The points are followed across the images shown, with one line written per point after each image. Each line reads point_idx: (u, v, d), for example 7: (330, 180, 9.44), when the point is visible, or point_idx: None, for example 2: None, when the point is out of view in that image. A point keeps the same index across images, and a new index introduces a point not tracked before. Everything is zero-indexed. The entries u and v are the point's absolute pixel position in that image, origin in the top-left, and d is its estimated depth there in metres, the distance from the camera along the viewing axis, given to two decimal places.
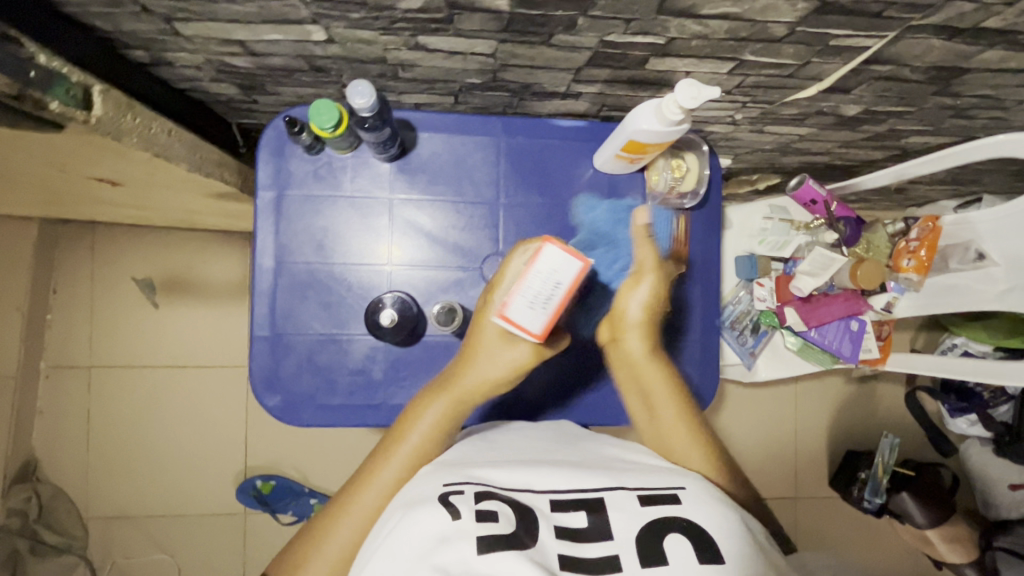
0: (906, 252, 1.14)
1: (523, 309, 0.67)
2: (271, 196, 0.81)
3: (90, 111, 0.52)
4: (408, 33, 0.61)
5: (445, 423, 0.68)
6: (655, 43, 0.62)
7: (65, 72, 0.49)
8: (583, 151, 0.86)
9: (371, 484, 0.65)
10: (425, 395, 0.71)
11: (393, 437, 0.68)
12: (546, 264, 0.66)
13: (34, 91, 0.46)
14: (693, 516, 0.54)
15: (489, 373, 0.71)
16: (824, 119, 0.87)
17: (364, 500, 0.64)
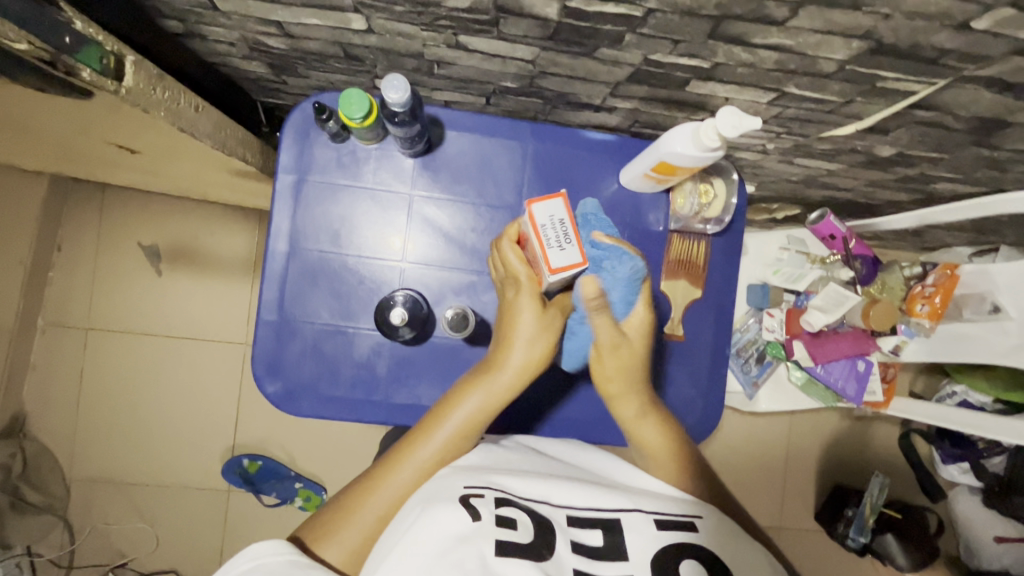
0: (920, 296, 1.12)
1: (556, 254, 0.67)
2: (291, 179, 0.79)
3: (121, 82, 0.50)
4: (450, 32, 0.60)
5: (487, 409, 0.67)
6: (699, 67, 0.61)
7: (97, 38, 0.47)
8: (609, 166, 0.84)
9: (408, 463, 0.64)
10: (467, 380, 0.69)
11: (434, 416, 0.66)
12: (548, 216, 0.68)
13: (69, 58, 0.44)
14: (705, 544, 0.56)
15: (530, 355, 0.69)
16: (856, 157, 0.86)
17: (399, 477, 0.63)
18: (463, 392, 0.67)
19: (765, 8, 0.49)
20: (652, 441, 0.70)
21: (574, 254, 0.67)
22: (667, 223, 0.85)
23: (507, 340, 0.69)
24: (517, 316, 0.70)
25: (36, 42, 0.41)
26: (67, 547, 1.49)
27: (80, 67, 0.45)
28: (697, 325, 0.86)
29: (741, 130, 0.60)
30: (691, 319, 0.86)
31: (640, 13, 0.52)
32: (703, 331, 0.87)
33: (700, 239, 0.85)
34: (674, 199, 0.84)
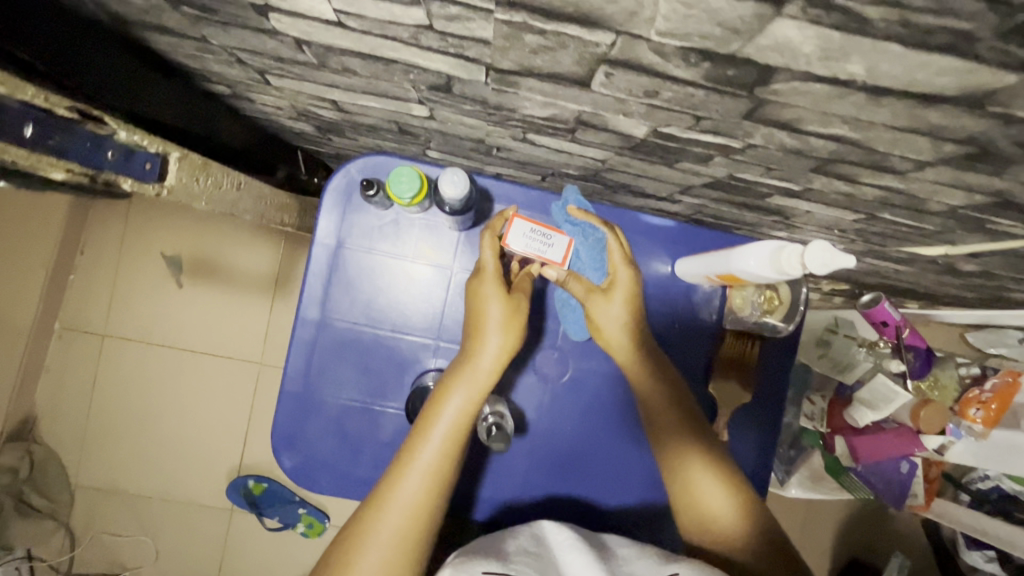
0: (975, 401, 1.03)
1: (552, 248, 0.72)
2: (329, 245, 0.75)
3: (164, 182, 0.49)
4: (519, 129, 0.54)
5: (473, 405, 0.62)
6: (788, 187, 0.55)
7: (143, 144, 0.46)
8: (663, 253, 0.80)
9: (413, 467, 0.58)
10: (445, 381, 0.63)
11: (420, 425, 0.61)
12: (524, 235, 0.71)
13: (108, 173, 0.43)
14: None
15: (505, 341, 0.64)
16: (932, 266, 0.79)
17: (407, 486, 0.57)
18: (444, 391, 0.62)
19: (886, 161, 0.43)
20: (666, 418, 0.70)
21: (561, 239, 0.71)
22: (720, 318, 0.81)
23: (476, 330, 0.66)
24: (483, 309, 0.66)
25: (76, 170, 0.40)
26: (67, 554, 1.46)
27: (120, 179, 0.44)
28: (741, 427, 0.82)
29: (831, 268, 0.55)
30: (737, 421, 0.82)
31: (738, 145, 0.46)
32: (747, 433, 0.82)
33: (755, 338, 0.80)
34: (732, 299, 0.78)
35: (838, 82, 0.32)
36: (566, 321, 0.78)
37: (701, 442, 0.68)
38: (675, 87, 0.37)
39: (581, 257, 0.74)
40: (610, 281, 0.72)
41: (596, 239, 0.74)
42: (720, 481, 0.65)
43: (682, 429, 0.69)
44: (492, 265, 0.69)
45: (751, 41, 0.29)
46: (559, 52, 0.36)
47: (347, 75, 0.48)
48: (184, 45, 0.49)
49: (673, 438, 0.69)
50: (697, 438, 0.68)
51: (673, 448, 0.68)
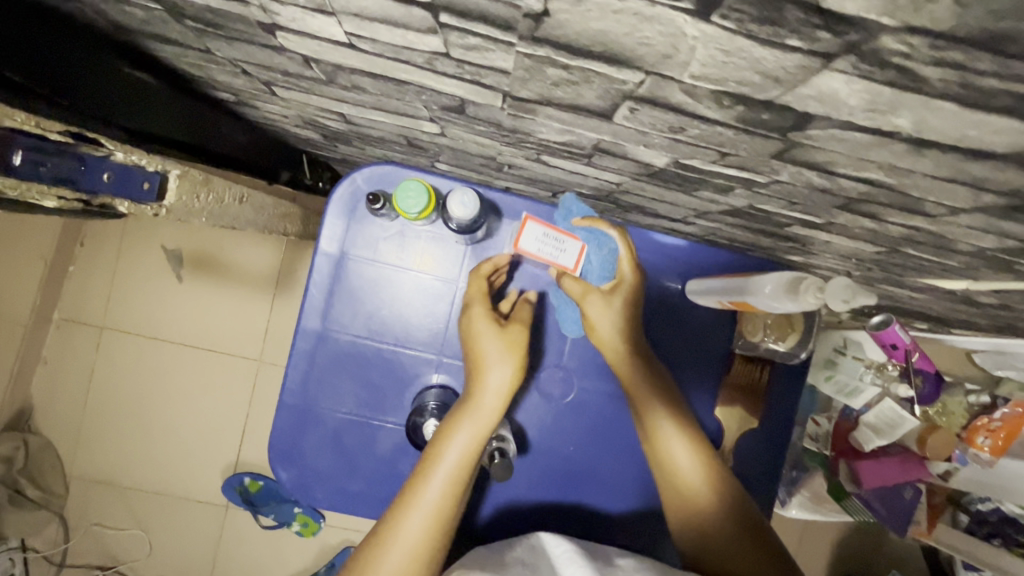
0: (983, 429, 1.01)
1: (564, 253, 0.66)
2: (332, 255, 0.74)
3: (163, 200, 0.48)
4: (533, 151, 0.52)
5: (477, 444, 0.61)
6: (809, 220, 0.53)
7: None
8: (674, 273, 0.79)
9: (415, 507, 0.57)
10: (448, 418, 0.62)
11: (423, 466, 0.59)
12: (536, 239, 0.65)
13: None
14: None
15: (508, 375, 0.64)
16: (948, 296, 0.77)
17: (409, 527, 0.56)
18: (447, 430, 0.61)
19: (918, 204, 0.41)
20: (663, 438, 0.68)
21: (574, 245, 0.66)
22: (730, 342, 0.79)
23: (478, 372, 0.65)
24: (478, 342, 0.67)
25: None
26: (61, 545, 1.46)
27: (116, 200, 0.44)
28: (747, 453, 0.80)
29: (853, 304, 0.53)
30: (743, 447, 0.80)
31: (762, 180, 0.44)
32: (753, 459, 0.80)
33: (764, 364, 0.79)
34: (743, 323, 0.76)
35: (881, 132, 0.30)
36: (563, 319, 0.76)
37: (687, 432, 0.68)
38: (702, 125, 0.35)
39: (591, 261, 0.70)
40: (616, 282, 0.71)
41: (608, 247, 0.70)
42: (699, 466, 0.66)
43: (659, 404, 0.69)
44: (477, 297, 0.69)
45: (792, 90, 0.27)
46: (583, 86, 0.34)
47: (356, 91, 0.46)
48: (188, 55, 0.47)
49: (644, 406, 0.70)
50: (670, 410, 0.69)
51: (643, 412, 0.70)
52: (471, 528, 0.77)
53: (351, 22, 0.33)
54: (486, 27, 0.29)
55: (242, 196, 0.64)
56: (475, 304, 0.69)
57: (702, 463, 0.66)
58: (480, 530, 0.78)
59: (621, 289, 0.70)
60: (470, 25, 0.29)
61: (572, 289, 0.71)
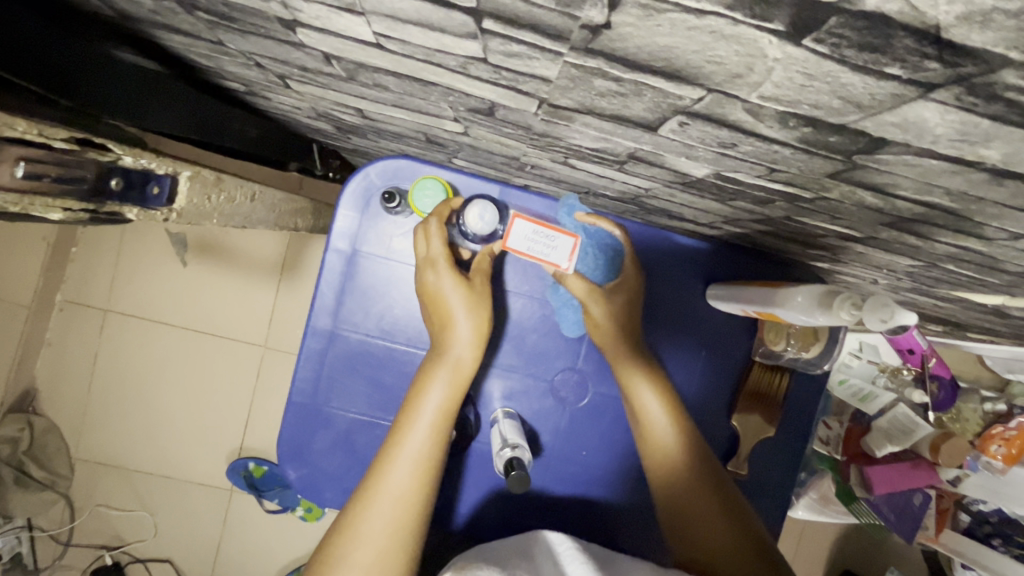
0: (997, 437, 1.00)
1: (553, 248, 0.64)
2: (344, 251, 0.71)
3: (174, 205, 0.46)
4: (563, 154, 0.49)
5: (455, 392, 0.59)
6: (849, 234, 0.51)
7: (154, 166, 0.44)
8: (695, 278, 0.77)
9: (400, 457, 0.55)
10: (423, 373, 0.61)
11: (401, 418, 0.57)
12: (526, 237, 0.63)
13: (113, 202, 0.41)
14: None
15: (479, 323, 0.63)
16: (976, 307, 0.75)
17: (395, 477, 0.53)
18: (422, 383, 0.59)
19: (976, 228, 0.38)
20: (643, 402, 0.67)
21: (566, 241, 0.64)
22: (750, 350, 0.77)
23: (449, 325, 0.62)
24: (442, 298, 0.63)
25: (73, 207, 0.38)
26: (67, 525, 1.46)
27: (125, 209, 0.43)
28: (762, 460, 0.79)
29: (892, 325, 0.50)
30: (758, 455, 0.79)
31: (809, 196, 0.42)
32: (767, 467, 0.79)
33: (785, 372, 0.76)
34: (764, 331, 0.75)
35: (963, 161, 0.27)
36: (563, 322, 0.74)
37: (660, 391, 0.68)
38: (758, 143, 0.32)
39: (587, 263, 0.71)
40: (619, 281, 0.71)
41: (608, 244, 0.71)
42: (673, 425, 0.66)
43: (633, 363, 0.69)
44: (442, 252, 0.63)
45: (874, 116, 0.25)
46: (631, 98, 0.31)
47: (377, 90, 0.43)
48: (199, 44, 0.44)
49: (618, 366, 0.69)
50: (644, 367, 0.69)
51: (618, 372, 0.70)
52: (480, 530, 0.77)
53: (381, 23, 0.30)
54: (534, 35, 0.26)
55: (254, 195, 0.62)
56: (440, 260, 0.64)
57: (677, 422, 0.66)
58: (489, 532, 0.77)
59: (625, 286, 0.70)
60: (515, 32, 0.26)
61: (575, 288, 0.69)
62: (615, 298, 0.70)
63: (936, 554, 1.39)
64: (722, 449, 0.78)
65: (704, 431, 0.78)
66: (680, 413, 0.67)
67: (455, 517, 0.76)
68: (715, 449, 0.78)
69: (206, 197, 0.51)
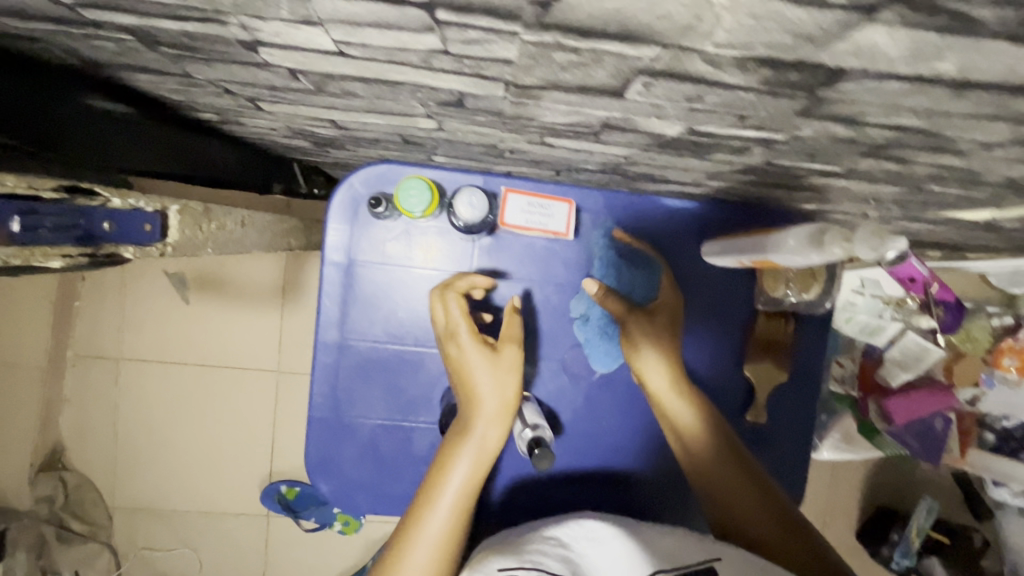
0: (1009, 350, 1.02)
1: (547, 216, 0.72)
2: (340, 264, 0.72)
3: (166, 239, 0.47)
4: (537, 134, 0.50)
5: (480, 468, 0.59)
6: (830, 170, 0.51)
7: (141, 204, 0.45)
8: (688, 238, 0.77)
9: (421, 538, 0.56)
10: (451, 443, 0.61)
11: (427, 490, 0.59)
12: (522, 210, 0.72)
13: (108, 244, 0.42)
14: None
15: (505, 395, 0.61)
16: (969, 225, 0.76)
17: (416, 557, 0.55)
18: (450, 456, 0.59)
19: (950, 144, 0.39)
20: (687, 428, 0.66)
21: (560, 207, 0.72)
22: (751, 300, 0.78)
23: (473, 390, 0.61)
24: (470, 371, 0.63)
25: (70, 252, 0.39)
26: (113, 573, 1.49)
27: (121, 248, 0.44)
28: (779, 406, 0.80)
29: (882, 252, 0.51)
30: (775, 401, 0.80)
31: (782, 137, 0.42)
32: (787, 414, 0.80)
33: (789, 318, 0.77)
34: (763, 278, 0.75)
35: (921, 79, 0.28)
36: (593, 354, 0.77)
37: (699, 421, 0.66)
38: (723, 92, 0.33)
39: (632, 282, 0.75)
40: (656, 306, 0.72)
41: (641, 263, 0.76)
42: (717, 453, 0.64)
43: (669, 393, 0.68)
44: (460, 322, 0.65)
45: (827, 47, 0.25)
46: (593, 67, 0.31)
47: (348, 98, 0.44)
48: (165, 80, 0.44)
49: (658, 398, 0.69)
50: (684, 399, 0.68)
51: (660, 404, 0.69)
52: (514, 515, 0.78)
53: (339, 30, 0.31)
54: (488, 19, 0.27)
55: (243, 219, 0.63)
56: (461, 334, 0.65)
57: (719, 452, 0.64)
58: (525, 516, 0.79)
59: (665, 306, 0.72)
60: (470, 19, 0.27)
61: (614, 307, 0.71)
62: (655, 319, 0.71)
63: (966, 476, 1.40)
64: (740, 400, 0.79)
65: (720, 386, 0.78)
66: (717, 430, 0.66)
67: (490, 504, 0.78)
68: (733, 401, 0.79)
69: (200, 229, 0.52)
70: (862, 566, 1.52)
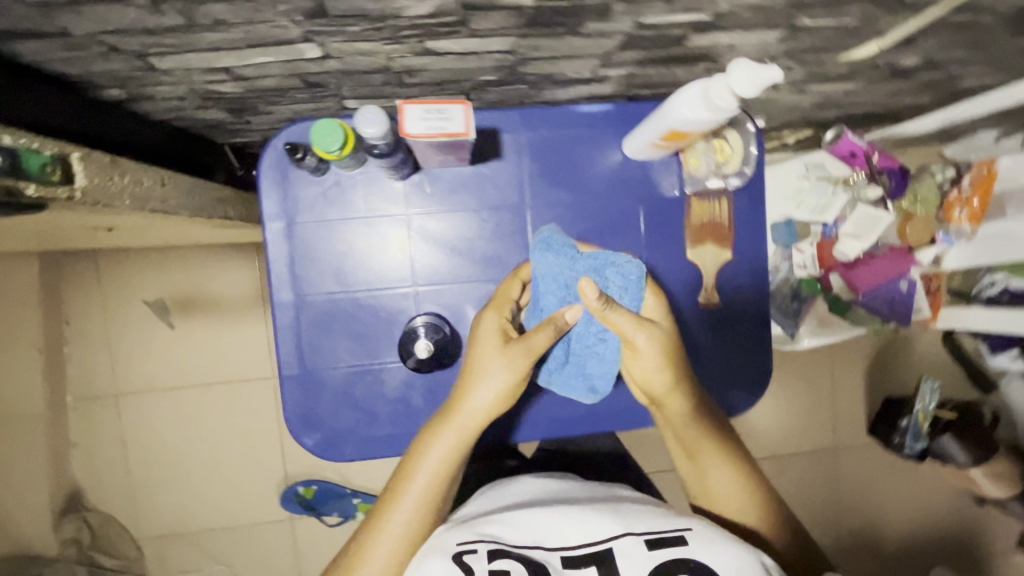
0: (957, 202, 1.04)
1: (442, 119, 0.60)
2: (281, 225, 0.75)
3: (72, 185, 0.50)
4: (415, 39, 0.53)
5: (448, 463, 0.68)
6: (699, 19, 0.54)
7: (36, 147, 0.46)
8: (612, 139, 0.79)
9: (385, 531, 0.66)
10: (426, 435, 0.70)
11: (397, 483, 0.68)
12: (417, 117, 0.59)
13: (9, 180, 0.43)
14: (696, 556, 0.56)
15: (484, 403, 0.68)
16: (876, 73, 0.78)
17: (380, 546, 0.66)
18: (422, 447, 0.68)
19: None
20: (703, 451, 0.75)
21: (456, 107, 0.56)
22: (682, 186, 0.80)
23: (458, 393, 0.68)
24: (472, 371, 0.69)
25: None
26: None
27: (24, 185, 0.44)
28: (730, 284, 0.82)
29: (762, 85, 0.53)
30: (726, 281, 0.81)
31: None
32: (741, 290, 0.82)
33: (720, 197, 0.80)
34: (686, 160, 0.78)
35: None
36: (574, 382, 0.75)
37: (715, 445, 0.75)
38: None
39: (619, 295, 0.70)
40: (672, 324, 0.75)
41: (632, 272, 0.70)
42: (726, 475, 0.75)
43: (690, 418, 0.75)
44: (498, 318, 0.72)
45: None
46: None
47: (223, 28, 0.47)
48: (49, 47, 0.47)
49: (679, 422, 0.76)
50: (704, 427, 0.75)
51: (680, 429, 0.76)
52: None
53: None
54: None
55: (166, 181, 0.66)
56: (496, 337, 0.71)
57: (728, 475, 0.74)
58: None
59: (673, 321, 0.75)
60: None
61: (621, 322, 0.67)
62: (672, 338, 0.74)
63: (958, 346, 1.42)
64: (692, 286, 0.81)
65: (668, 274, 0.80)
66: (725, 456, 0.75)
67: None
68: (686, 287, 0.81)
69: (109, 177, 0.55)
70: (873, 455, 1.56)
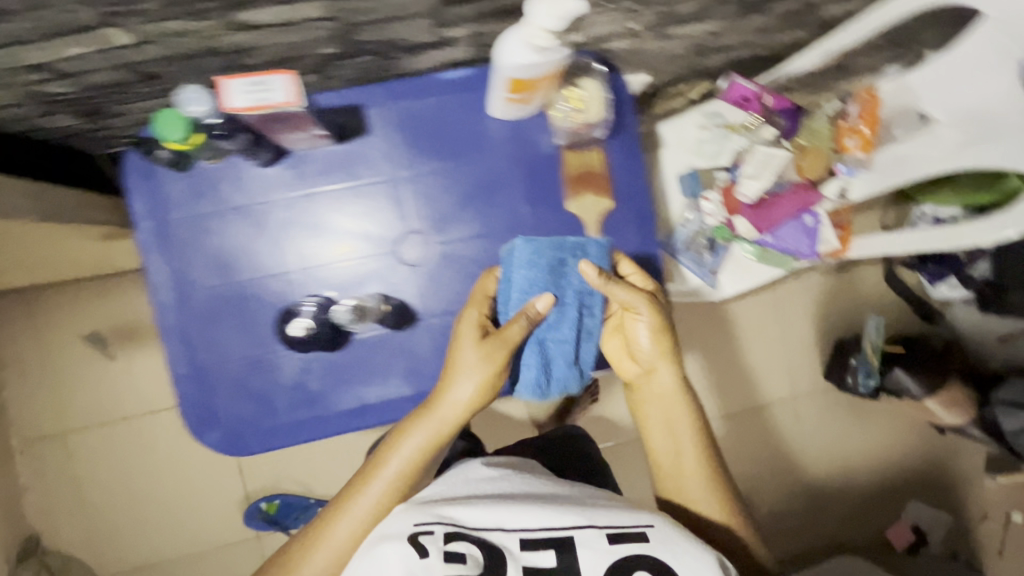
0: (848, 130, 1.02)
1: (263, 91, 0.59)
2: (152, 225, 0.74)
3: None
4: (221, 12, 0.54)
5: (427, 449, 0.68)
6: None
7: None
8: (479, 103, 0.79)
9: (347, 513, 0.66)
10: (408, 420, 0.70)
11: (371, 466, 0.68)
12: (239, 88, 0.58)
13: None
14: (657, 556, 0.54)
15: (469, 390, 0.68)
16: (727, 8, 0.80)
17: (338, 530, 0.65)
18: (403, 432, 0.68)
19: None
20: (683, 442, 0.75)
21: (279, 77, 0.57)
22: (554, 141, 0.81)
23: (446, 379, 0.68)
24: (457, 357, 0.69)
25: None
26: None
27: None
28: (615, 233, 0.83)
29: (564, 18, 0.55)
30: (612, 230, 0.82)
31: None
32: (627, 238, 0.83)
33: (592, 147, 0.81)
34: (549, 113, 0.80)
35: None
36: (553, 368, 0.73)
37: (697, 438, 0.75)
38: None
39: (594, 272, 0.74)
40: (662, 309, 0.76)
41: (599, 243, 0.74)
42: (702, 471, 0.74)
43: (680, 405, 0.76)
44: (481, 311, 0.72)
45: None
46: None
47: (9, 17, 0.47)
48: None
49: (666, 409, 0.76)
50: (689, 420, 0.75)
51: (661, 413, 0.76)
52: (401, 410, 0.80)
53: None
54: None
55: None
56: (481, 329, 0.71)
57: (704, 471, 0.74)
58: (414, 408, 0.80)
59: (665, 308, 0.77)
60: None
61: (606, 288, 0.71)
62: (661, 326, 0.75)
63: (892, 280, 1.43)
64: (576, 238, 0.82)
65: (551, 229, 0.81)
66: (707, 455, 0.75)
67: (373, 410, 0.79)
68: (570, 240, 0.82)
69: None
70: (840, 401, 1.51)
